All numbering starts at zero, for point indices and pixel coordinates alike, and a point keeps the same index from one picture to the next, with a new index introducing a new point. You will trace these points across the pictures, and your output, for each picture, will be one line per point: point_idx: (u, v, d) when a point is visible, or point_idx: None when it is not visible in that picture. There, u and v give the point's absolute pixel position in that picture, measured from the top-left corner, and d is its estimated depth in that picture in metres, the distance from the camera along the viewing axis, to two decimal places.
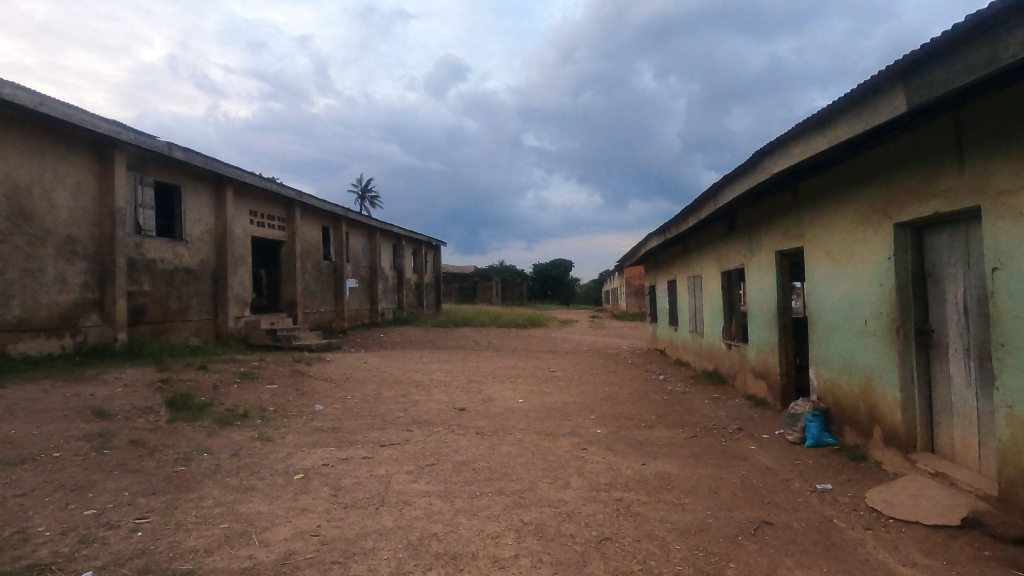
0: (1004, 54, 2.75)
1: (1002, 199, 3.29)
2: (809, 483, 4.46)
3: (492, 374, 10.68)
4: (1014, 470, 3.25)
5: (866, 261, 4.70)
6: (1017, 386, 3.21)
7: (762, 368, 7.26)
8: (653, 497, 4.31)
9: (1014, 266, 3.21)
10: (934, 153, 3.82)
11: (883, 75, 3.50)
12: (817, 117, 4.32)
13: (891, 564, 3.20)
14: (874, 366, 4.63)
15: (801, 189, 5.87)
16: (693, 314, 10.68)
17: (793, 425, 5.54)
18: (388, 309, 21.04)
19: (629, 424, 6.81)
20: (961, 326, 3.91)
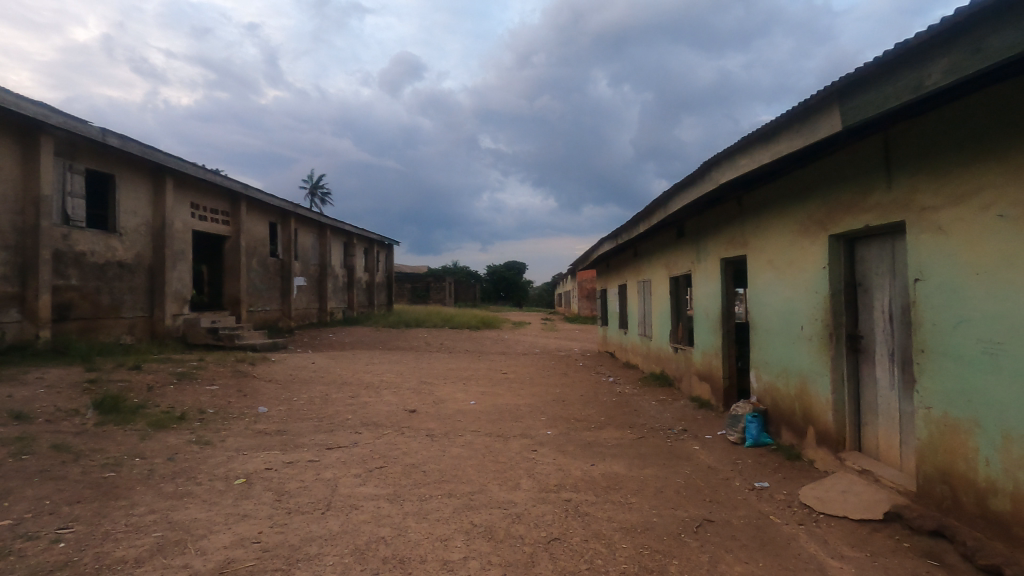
0: (929, 81, 2.95)
1: (925, 214, 3.53)
2: (748, 481, 4.66)
3: (444, 376, 10.59)
4: (930, 467, 3.50)
5: (804, 270, 4.95)
6: (935, 388, 3.45)
7: (706, 371, 7.52)
8: (601, 497, 4.39)
9: (934, 277, 3.45)
10: (866, 171, 4.07)
11: (822, 94, 3.72)
12: (762, 130, 4.53)
13: (822, 556, 3.38)
14: (809, 370, 4.88)
15: (746, 200, 6.13)
16: (642, 317, 10.92)
17: (734, 426, 5.77)
18: (338, 309, 20.55)
19: (578, 425, 6.91)
20: (887, 332, 4.16)
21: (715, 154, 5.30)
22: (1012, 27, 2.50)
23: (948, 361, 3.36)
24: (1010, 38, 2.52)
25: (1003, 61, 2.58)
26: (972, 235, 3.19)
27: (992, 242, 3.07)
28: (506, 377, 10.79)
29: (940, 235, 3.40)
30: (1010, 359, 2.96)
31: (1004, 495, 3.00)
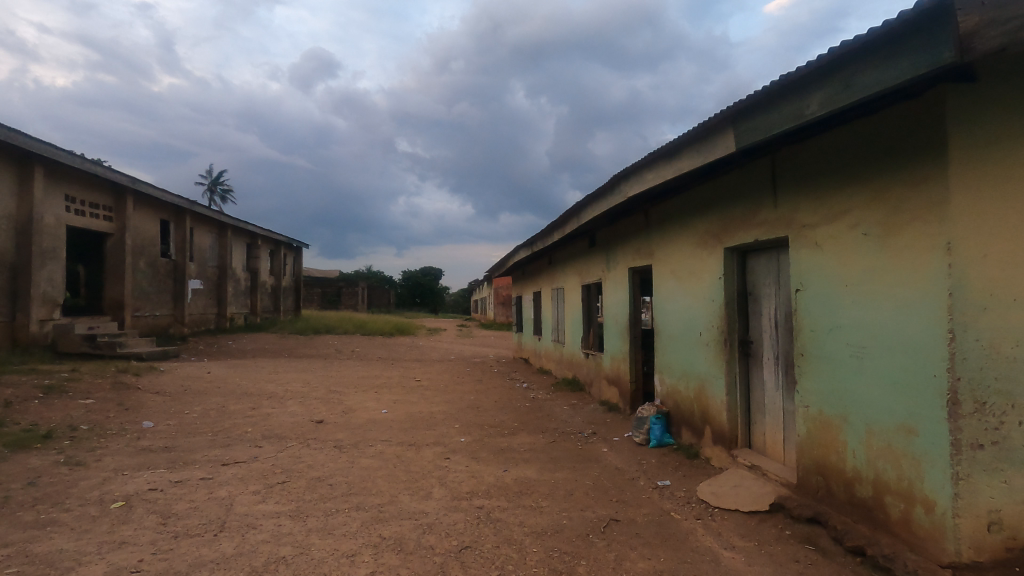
0: (808, 110, 3.28)
1: (805, 231, 3.90)
2: (651, 480, 4.89)
3: (354, 384, 10.22)
4: (808, 460, 3.85)
5: (702, 280, 5.30)
6: (812, 388, 3.81)
7: (614, 375, 7.82)
8: (513, 502, 4.41)
9: (812, 287, 3.82)
10: (756, 190, 4.44)
11: (718, 118, 4.02)
12: (666, 148, 4.82)
13: (716, 548, 3.61)
14: (706, 373, 5.22)
15: (652, 213, 6.46)
16: (555, 324, 11.18)
17: (639, 427, 6.05)
18: (239, 315, 19.25)
19: (492, 431, 6.92)
20: (773, 338, 4.54)
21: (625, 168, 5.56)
22: (875, 67, 2.84)
23: (824, 364, 3.71)
24: (872, 76, 2.85)
25: (868, 97, 2.91)
26: (842, 251, 3.57)
27: (858, 257, 3.44)
28: (420, 384, 10.61)
29: (817, 250, 3.78)
30: (872, 362, 3.32)
31: (867, 483, 3.35)
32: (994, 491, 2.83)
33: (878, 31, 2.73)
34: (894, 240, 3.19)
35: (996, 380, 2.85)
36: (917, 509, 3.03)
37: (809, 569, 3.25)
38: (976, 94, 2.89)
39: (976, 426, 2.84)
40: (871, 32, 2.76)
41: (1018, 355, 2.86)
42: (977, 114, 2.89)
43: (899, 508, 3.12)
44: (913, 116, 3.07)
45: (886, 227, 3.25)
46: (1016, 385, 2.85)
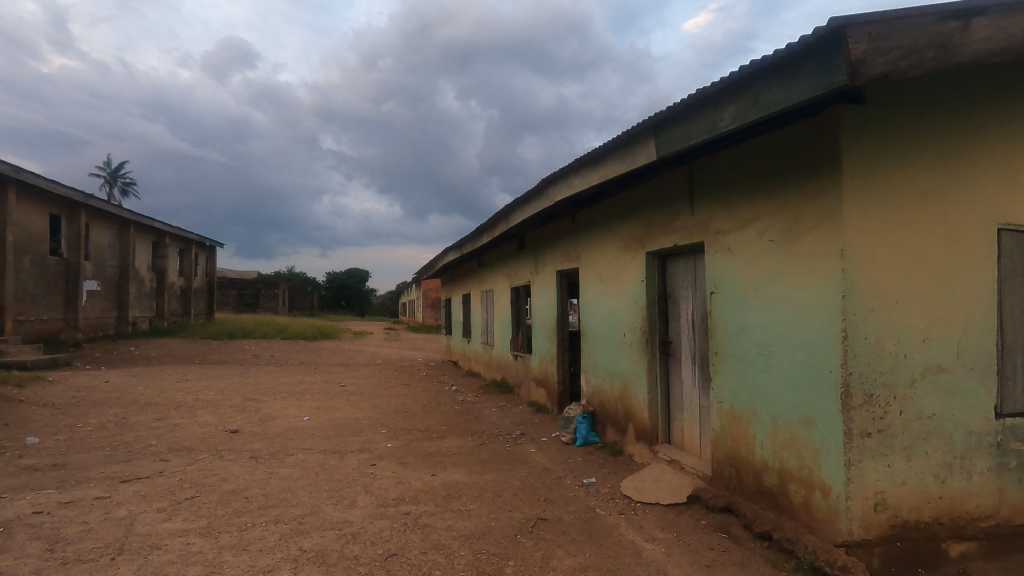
0: (722, 123, 3.48)
1: (719, 237, 4.14)
2: (577, 478, 5.01)
3: (273, 391, 9.72)
4: (722, 453, 4.08)
5: (626, 283, 5.50)
6: (726, 385, 4.04)
7: (543, 376, 7.94)
8: (440, 507, 4.36)
9: (725, 290, 4.06)
10: (675, 198, 4.67)
11: (640, 127, 4.20)
12: (592, 154, 4.97)
13: (638, 541, 3.75)
14: (630, 372, 5.41)
15: (579, 217, 6.62)
16: (484, 326, 11.20)
17: (566, 427, 6.19)
18: (142, 318, 17.79)
19: (420, 436, 6.81)
20: (690, 338, 4.77)
21: (552, 173, 5.67)
22: (780, 85, 3.05)
23: (736, 362, 3.95)
24: (778, 94, 3.07)
25: (775, 113, 3.12)
26: (751, 256, 3.81)
27: (765, 262, 3.69)
28: (345, 389, 10.27)
29: (729, 255, 4.03)
30: (778, 360, 3.57)
31: (773, 472, 3.60)
32: (880, 474, 3.12)
33: (783, 52, 2.94)
34: (796, 246, 3.45)
35: (881, 374, 3.15)
36: (815, 494, 3.28)
37: (722, 556, 3.44)
38: (866, 116, 3.18)
39: (865, 416, 3.12)
40: (777, 53, 2.97)
41: (899, 352, 3.18)
42: (866, 134, 3.18)
43: (800, 494, 3.38)
44: (813, 132, 3.33)
45: (790, 235, 3.50)
46: (897, 378, 3.18)
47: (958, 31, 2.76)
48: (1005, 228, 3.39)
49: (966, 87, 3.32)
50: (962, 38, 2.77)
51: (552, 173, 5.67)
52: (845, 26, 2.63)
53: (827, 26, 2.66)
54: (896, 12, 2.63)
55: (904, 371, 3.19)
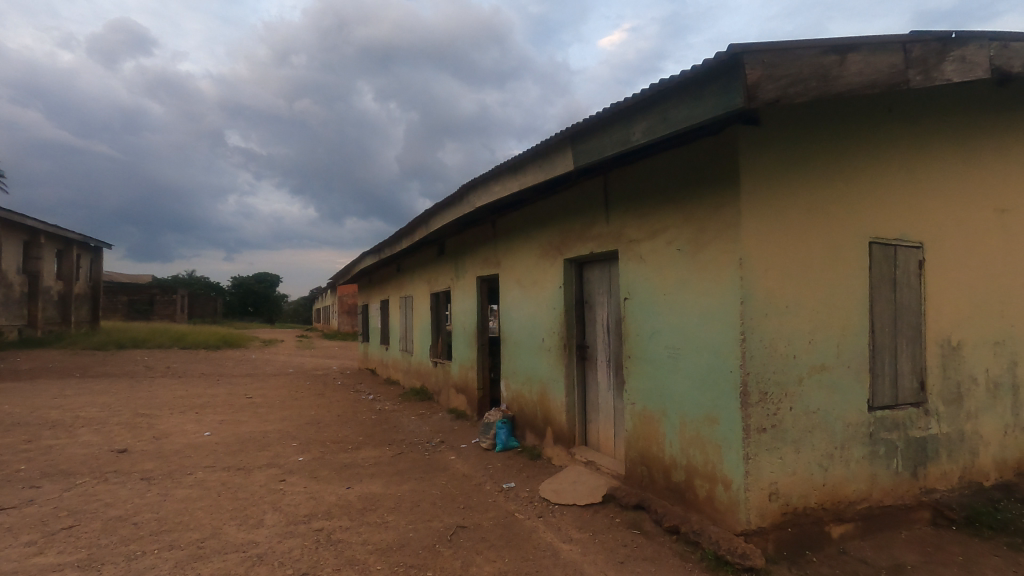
0: (634, 137, 3.65)
1: (632, 245, 4.33)
2: (497, 484, 5.02)
3: (169, 406, 8.95)
4: (634, 452, 4.25)
5: (545, 289, 5.61)
6: (638, 387, 4.22)
7: (463, 383, 7.91)
8: (356, 521, 4.21)
9: (638, 296, 4.25)
10: (591, 207, 4.84)
11: (558, 137, 4.32)
12: (512, 162, 5.04)
13: (556, 542, 3.82)
14: (548, 377, 5.52)
15: (499, 223, 6.68)
16: (403, 333, 10.98)
17: (486, 433, 6.19)
18: (10, 328, 15.77)
19: (334, 447, 6.54)
20: (605, 342, 4.94)
21: (473, 179, 5.70)
22: (686, 104, 3.26)
23: (648, 365, 4.14)
24: (684, 112, 3.27)
25: (681, 130, 3.32)
26: (661, 264, 4.03)
27: (674, 269, 3.90)
28: (252, 401, 9.66)
29: (641, 263, 4.22)
30: (685, 362, 3.78)
31: (680, 469, 3.80)
32: (773, 466, 3.39)
33: (688, 73, 3.14)
34: (700, 255, 3.68)
35: (774, 373, 3.43)
36: (718, 488, 3.50)
37: (634, 552, 3.58)
38: (760, 136, 3.47)
39: (761, 413, 3.38)
40: (683, 74, 3.17)
41: (789, 353, 3.48)
42: (761, 153, 3.47)
43: (705, 489, 3.59)
44: (715, 149, 3.57)
45: (695, 244, 3.73)
46: (788, 377, 3.47)
47: (835, 64, 3.09)
48: (875, 241, 3.82)
49: (843, 114, 3.71)
50: (839, 70, 3.09)
51: (473, 179, 5.69)
52: (742, 53, 2.86)
53: (726, 52, 2.87)
54: (785, 44, 2.90)
55: (793, 370, 3.49)
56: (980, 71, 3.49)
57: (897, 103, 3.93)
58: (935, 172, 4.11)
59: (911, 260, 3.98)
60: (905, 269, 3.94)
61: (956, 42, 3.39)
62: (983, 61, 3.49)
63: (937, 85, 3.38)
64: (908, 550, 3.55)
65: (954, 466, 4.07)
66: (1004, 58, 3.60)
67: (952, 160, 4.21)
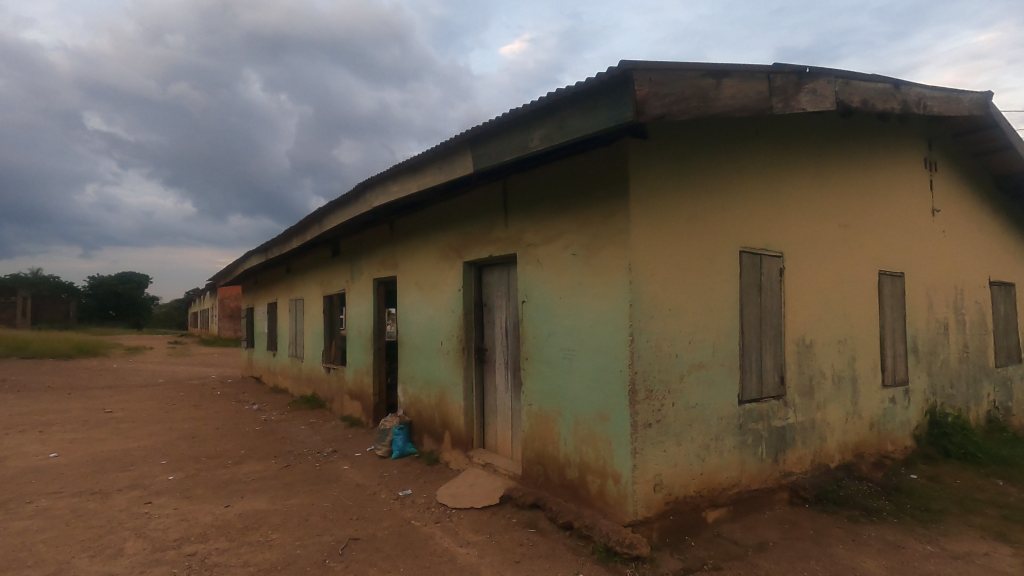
0: (532, 144, 3.73)
1: (530, 250, 4.42)
2: (393, 491, 4.88)
3: (4, 425, 7.69)
4: (530, 453, 4.33)
5: (443, 291, 5.56)
6: (535, 388, 4.31)
7: (357, 389, 7.61)
8: (235, 541, 3.88)
9: (535, 299, 4.34)
10: (490, 211, 4.88)
11: (458, 139, 4.31)
12: (411, 163, 4.96)
13: (452, 547, 3.77)
14: (447, 381, 5.48)
15: (397, 224, 6.52)
16: (293, 338, 10.36)
17: (381, 440, 6.00)
18: None
19: (212, 463, 6.00)
20: (503, 344, 4.99)
21: (370, 177, 5.52)
22: (580, 114, 3.39)
23: (543, 367, 4.24)
24: (579, 122, 3.40)
25: (576, 139, 3.45)
26: (556, 268, 4.15)
27: (569, 273, 4.04)
28: (112, 416, 8.60)
29: (538, 267, 4.32)
30: (579, 363, 3.92)
31: (574, 466, 3.93)
32: (658, 459, 3.61)
33: (582, 85, 3.27)
34: (593, 260, 3.84)
35: (659, 371, 3.66)
36: (608, 482, 3.66)
37: (530, 550, 3.64)
38: (648, 149, 3.70)
39: (647, 409, 3.58)
40: (578, 86, 3.29)
41: (672, 352, 3.73)
42: (648, 165, 3.70)
43: (597, 484, 3.74)
44: (607, 159, 3.75)
45: (589, 249, 3.88)
46: (670, 374, 3.72)
47: (712, 87, 3.37)
48: (745, 250, 4.22)
49: (719, 134, 4.06)
50: (715, 93, 3.38)
51: (369, 178, 5.52)
52: (631, 69, 3.03)
53: (617, 67, 3.03)
54: (669, 65, 3.12)
55: (676, 368, 3.75)
56: (828, 103, 3.97)
57: (763, 127, 4.39)
58: (793, 190, 4.63)
59: (774, 268, 4.44)
60: (769, 276, 4.40)
61: (809, 76, 3.85)
62: (831, 95, 3.98)
63: (795, 113, 3.80)
64: (770, 528, 3.95)
65: (808, 451, 4.59)
66: (846, 93, 4.14)
67: (807, 181, 4.77)
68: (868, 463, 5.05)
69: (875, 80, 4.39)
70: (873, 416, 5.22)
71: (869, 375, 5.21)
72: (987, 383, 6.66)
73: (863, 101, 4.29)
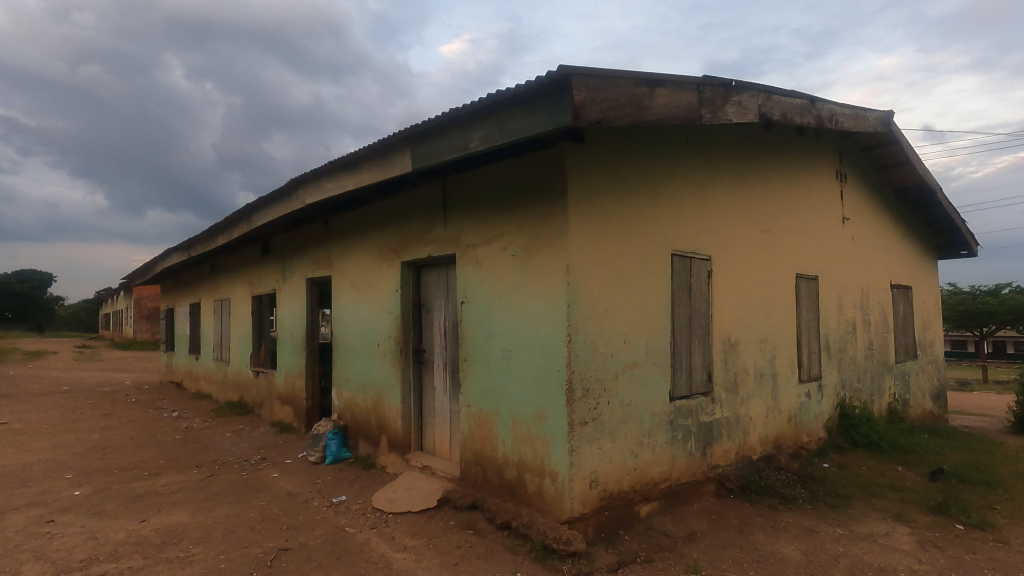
0: (471, 144, 3.72)
1: (469, 250, 4.41)
2: (326, 498, 4.72)
3: None
4: (469, 454, 4.32)
5: (380, 292, 5.44)
6: (474, 389, 4.30)
7: (289, 393, 7.31)
8: (152, 558, 3.63)
9: (474, 300, 4.33)
10: (429, 210, 4.82)
11: (396, 137, 4.23)
12: (346, 159, 4.82)
13: (388, 553, 3.70)
14: (383, 383, 5.37)
15: (331, 222, 6.33)
16: (218, 340, 9.81)
17: (314, 445, 5.79)
18: None
19: (125, 476, 5.57)
20: (441, 345, 4.94)
21: (303, 173, 5.32)
22: (520, 115, 3.41)
23: (482, 367, 4.24)
24: (518, 124, 3.42)
25: (515, 141, 3.47)
26: (495, 269, 4.16)
27: (508, 274, 4.05)
28: (6, 428, 7.81)
29: (478, 268, 4.31)
30: (517, 363, 3.95)
31: (512, 466, 3.95)
32: (593, 456, 3.69)
33: (522, 87, 3.30)
34: (532, 261, 3.88)
35: (595, 370, 3.74)
36: (546, 481, 3.70)
37: (468, 552, 3.62)
38: (585, 153, 3.78)
39: (583, 408, 3.66)
40: (517, 88, 3.32)
41: (607, 352, 3.83)
42: (585, 168, 3.78)
43: (535, 483, 3.78)
44: (546, 161, 3.80)
45: (528, 250, 3.92)
46: (606, 373, 3.81)
47: (646, 96, 3.48)
48: (676, 253, 4.39)
49: (652, 140, 4.21)
50: (649, 101, 3.50)
51: (302, 174, 5.32)
52: (570, 74, 3.09)
53: (556, 71, 3.08)
54: (606, 72, 3.21)
55: (611, 367, 3.85)
56: (752, 115, 4.21)
57: (693, 135, 4.59)
58: (720, 196, 4.87)
59: (702, 271, 4.65)
60: (698, 278, 4.60)
61: (735, 89, 4.06)
62: (754, 107, 4.22)
63: (722, 123, 4.00)
64: (698, 519, 4.13)
65: (733, 444, 4.84)
66: (768, 107, 4.40)
67: (733, 188, 5.04)
68: (786, 454, 5.39)
69: (793, 95, 4.69)
70: (791, 410, 5.58)
71: (787, 371, 5.56)
72: (888, 377, 7.27)
73: (782, 114, 4.58)
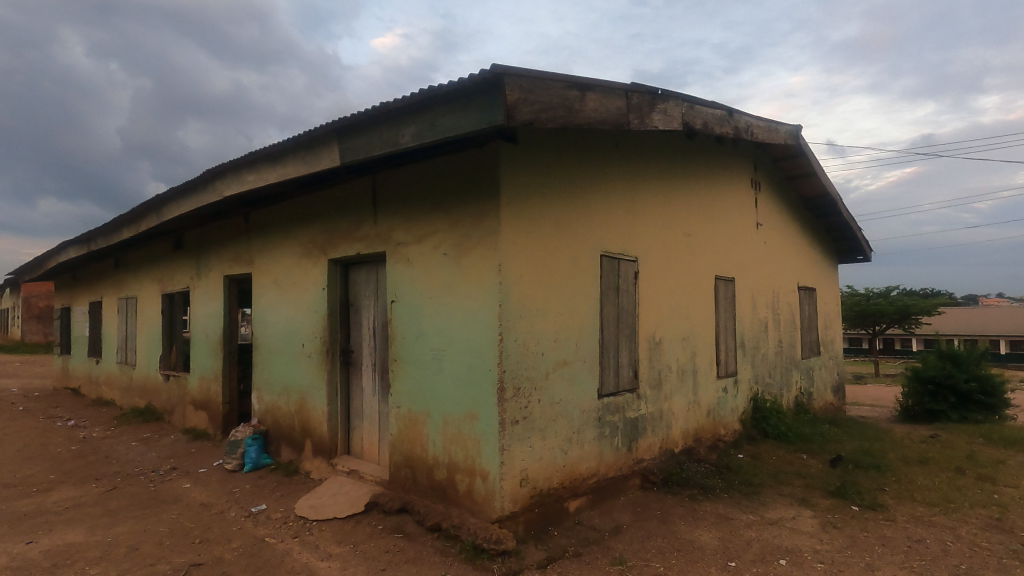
0: (402, 140, 3.64)
1: (399, 248, 4.31)
2: (244, 508, 4.46)
3: None
4: (398, 456, 4.23)
5: (305, 290, 5.22)
6: (404, 390, 4.21)
7: (203, 397, 6.86)
8: None
9: (405, 299, 4.24)
10: (358, 207, 4.68)
11: (323, 129, 4.07)
12: (269, 151, 4.58)
13: (312, 562, 3.55)
14: (308, 385, 5.15)
15: (252, 216, 6.00)
16: (122, 342, 9.05)
17: (232, 453, 5.47)
18: None
19: (9, 493, 5.01)
20: (370, 345, 4.81)
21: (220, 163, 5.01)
22: (452, 113, 3.37)
23: (412, 368, 4.16)
24: (450, 122, 3.39)
25: (446, 138, 3.43)
26: (427, 267, 4.10)
27: (439, 273, 4.00)
28: None
29: (409, 266, 4.22)
30: (448, 363, 3.91)
31: (442, 467, 3.91)
32: (524, 454, 3.71)
33: (454, 85, 3.26)
34: (464, 260, 3.85)
35: (526, 369, 3.77)
36: (476, 481, 3.69)
37: (396, 556, 3.54)
38: (518, 153, 3.80)
39: (514, 407, 3.67)
40: (449, 85, 3.28)
41: (538, 351, 3.87)
42: (518, 168, 3.79)
43: (465, 483, 3.75)
44: (478, 160, 3.79)
45: (460, 249, 3.88)
46: (536, 372, 3.85)
47: (577, 99, 3.55)
48: (605, 254, 4.51)
49: (583, 144, 4.31)
50: (580, 104, 3.57)
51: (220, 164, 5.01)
52: (502, 74, 3.09)
53: (488, 70, 3.08)
54: (538, 74, 3.24)
55: (542, 365, 3.89)
56: (676, 123, 4.40)
57: (622, 141, 4.74)
58: (646, 200, 5.06)
59: (629, 272, 4.81)
60: (625, 279, 4.75)
61: (661, 98, 4.22)
62: (678, 116, 4.42)
63: (648, 129, 4.15)
64: (624, 512, 4.27)
65: (657, 438, 5.04)
66: (691, 116, 4.61)
67: (658, 192, 5.24)
68: (704, 447, 5.67)
69: (713, 107, 4.95)
70: (709, 404, 5.88)
71: (706, 368, 5.85)
72: (795, 372, 7.84)
73: (704, 124, 4.82)
